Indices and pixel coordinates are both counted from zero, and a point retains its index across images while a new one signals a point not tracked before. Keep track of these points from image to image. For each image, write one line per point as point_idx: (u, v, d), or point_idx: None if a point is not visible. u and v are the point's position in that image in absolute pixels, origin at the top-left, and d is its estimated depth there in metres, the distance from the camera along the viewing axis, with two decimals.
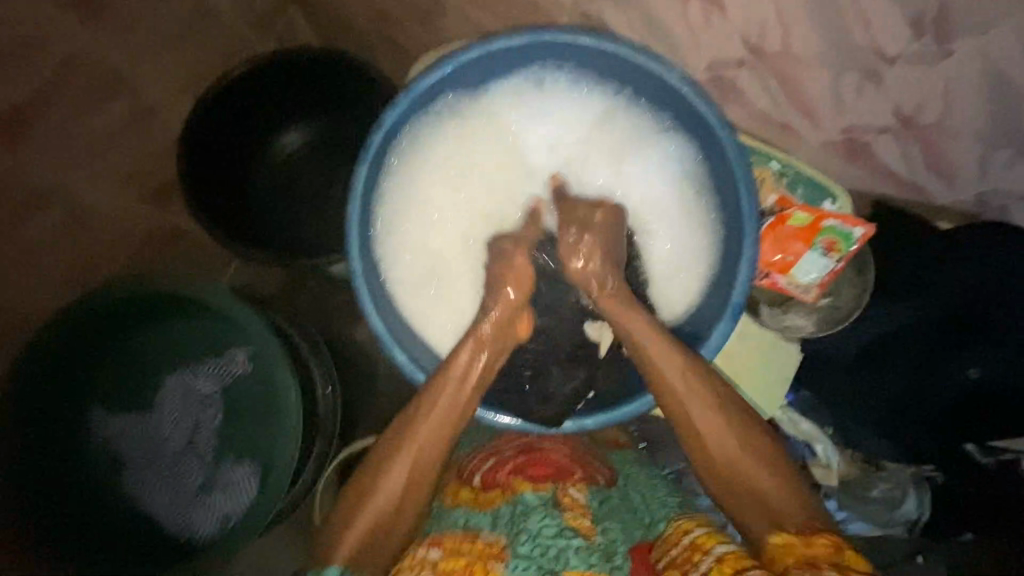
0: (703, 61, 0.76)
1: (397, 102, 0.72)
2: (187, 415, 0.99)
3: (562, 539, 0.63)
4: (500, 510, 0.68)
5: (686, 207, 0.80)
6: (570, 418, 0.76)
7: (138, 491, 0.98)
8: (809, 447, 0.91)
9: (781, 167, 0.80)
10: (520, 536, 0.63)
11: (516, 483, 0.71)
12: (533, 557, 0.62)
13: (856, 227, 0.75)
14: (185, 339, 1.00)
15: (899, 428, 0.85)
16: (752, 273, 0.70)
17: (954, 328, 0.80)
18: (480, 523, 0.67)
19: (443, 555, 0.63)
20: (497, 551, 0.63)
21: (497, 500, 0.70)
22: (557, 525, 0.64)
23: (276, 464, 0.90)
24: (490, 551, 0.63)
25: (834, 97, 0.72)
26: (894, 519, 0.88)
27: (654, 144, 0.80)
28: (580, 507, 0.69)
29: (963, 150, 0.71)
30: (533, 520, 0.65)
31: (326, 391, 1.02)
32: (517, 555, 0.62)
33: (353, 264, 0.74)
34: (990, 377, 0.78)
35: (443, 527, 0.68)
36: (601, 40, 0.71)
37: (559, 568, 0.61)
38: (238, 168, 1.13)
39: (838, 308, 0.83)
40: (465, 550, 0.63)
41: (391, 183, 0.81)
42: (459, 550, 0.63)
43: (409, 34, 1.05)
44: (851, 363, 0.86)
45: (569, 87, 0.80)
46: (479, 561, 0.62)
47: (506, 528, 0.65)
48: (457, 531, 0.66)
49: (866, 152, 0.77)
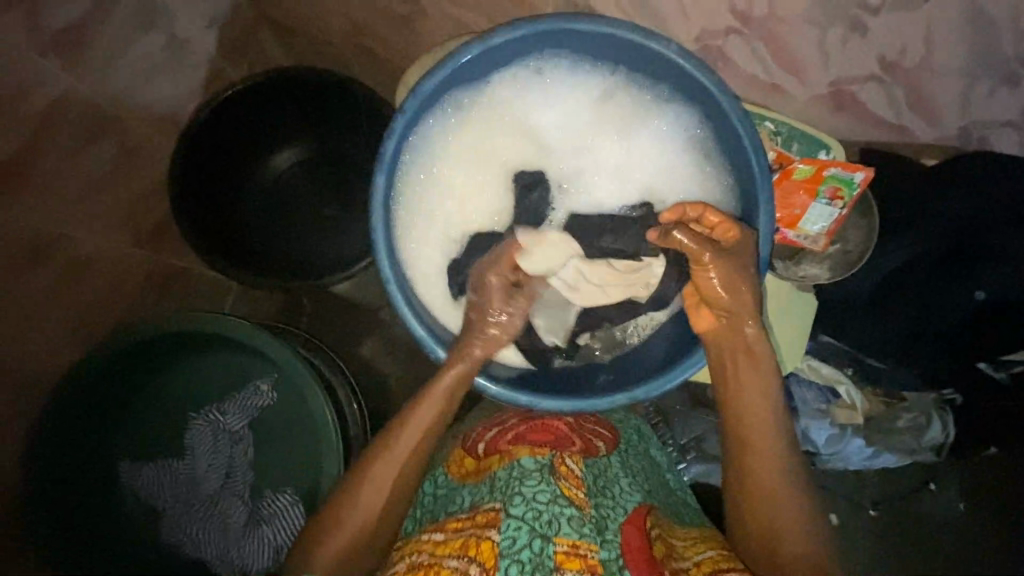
0: (692, 33, 0.80)
1: (406, 108, 0.72)
2: (223, 450, 0.97)
3: (554, 507, 0.66)
4: (498, 476, 0.72)
5: (696, 176, 0.83)
6: (620, 392, 0.74)
7: (185, 532, 0.96)
8: (832, 392, 0.97)
9: (775, 127, 0.85)
10: (515, 499, 0.66)
11: (516, 450, 0.75)
12: (524, 519, 0.64)
13: (856, 172, 0.79)
14: (211, 371, 0.99)
15: (915, 358, 0.89)
16: (771, 229, 0.72)
17: (957, 257, 0.84)
18: (483, 495, 0.70)
19: (446, 536, 0.67)
20: (494, 518, 0.66)
21: (496, 466, 0.74)
22: (550, 492, 0.67)
23: (325, 483, 0.89)
24: (489, 518, 0.66)
25: (823, 53, 0.76)
26: (921, 445, 0.94)
27: (659, 117, 0.82)
28: (575, 477, 0.72)
29: (944, 91, 0.76)
30: (528, 484, 0.68)
31: (353, 408, 1.01)
32: (511, 516, 0.65)
33: (385, 270, 0.73)
34: (995, 298, 0.82)
35: (451, 510, 0.72)
36: (598, 25, 0.72)
37: (552, 534, 0.64)
38: (237, 191, 1.12)
39: (850, 253, 0.86)
40: (466, 527, 0.67)
41: (406, 184, 0.80)
42: (461, 528, 0.67)
43: (388, 41, 1.05)
44: (861, 304, 0.90)
45: (569, 73, 0.81)
46: (478, 533, 0.65)
47: (503, 493, 0.68)
48: (464, 511, 0.70)
49: (852, 102, 0.81)
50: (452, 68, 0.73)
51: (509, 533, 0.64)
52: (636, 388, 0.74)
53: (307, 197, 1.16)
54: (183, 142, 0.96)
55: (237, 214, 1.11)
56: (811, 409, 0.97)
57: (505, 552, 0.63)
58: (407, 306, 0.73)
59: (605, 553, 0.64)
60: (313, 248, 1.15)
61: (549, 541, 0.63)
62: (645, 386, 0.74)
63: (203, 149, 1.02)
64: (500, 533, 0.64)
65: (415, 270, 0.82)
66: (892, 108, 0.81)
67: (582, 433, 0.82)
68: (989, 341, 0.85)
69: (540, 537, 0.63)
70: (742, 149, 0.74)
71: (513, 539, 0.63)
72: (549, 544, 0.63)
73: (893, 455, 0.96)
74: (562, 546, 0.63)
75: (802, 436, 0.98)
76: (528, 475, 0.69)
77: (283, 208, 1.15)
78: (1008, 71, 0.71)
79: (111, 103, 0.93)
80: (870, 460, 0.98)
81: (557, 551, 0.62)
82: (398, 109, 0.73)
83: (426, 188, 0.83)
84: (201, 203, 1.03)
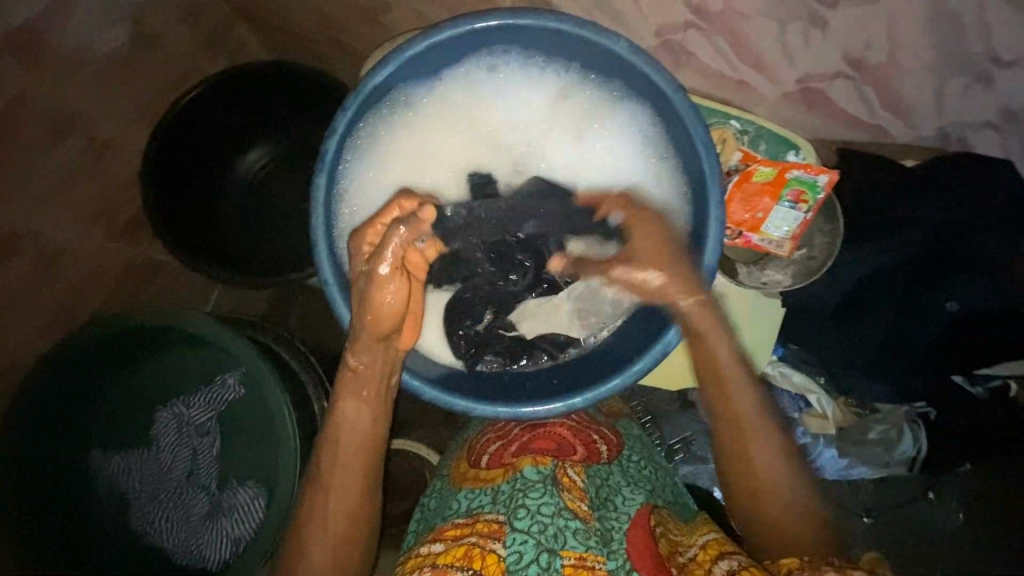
0: (650, 28, 0.77)
1: (347, 107, 0.71)
2: (188, 441, 0.99)
3: (560, 520, 0.67)
4: (500, 487, 0.72)
5: (652, 177, 0.81)
6: (559, 400, 0.73)
7: (152, 520, 0.98)
8: (804, 397, 0.93)
9: (741, 126, 0.80)
10: (520, 511, 0.68)
11: (517, 461, 0.74)
12: (531, 532, 0.66)
13: (820, 174, 0.76)
14: (178, 365, 1.00)
15: (888, 371, 0.85)
16: (721, 234, 0.70)
17: (931, 264, 0.81)
18: (483, 504, 0.71)
19: (446, 545, 0.67)
20: (496, 530, 0.67)
21: (499, 479, 0.74)
22: (555, 505, 0.68)
23: (282, 483, 0.88)
24: (493, 529, 0.67)
25: (783, 49, 0.72)
26: (894, 459, 0.90)
27: (615, 115, 0.80)
28: (578, 489, 0.72)
29: (915, 88, 0.72)
30: (533, 496, 0.69)
31: (323, 405, 1.01)
32: (517, 529, 0.66)
33: (324, 270, 0.73)
34: (970, 307, 0.79)
35: (447, 515, 0.73)
36: (544, 22, 0.70)
37: (559, 547, 0.65)
38: (211, 186, 1.12)
39: (815, 257, 0.83)
40: (467, 535, 0.68)
41: (355, 182, 0.80)
42: (462, 536, 0.68)
43: (358, 34, 1.04)
44: (833, 312, 0.86)
45: (524, 69, 0.79)
46: (481, 544, 0.66)
47: (507, 505, 0.69)
48: (460, 518, 0.71)
49: (821, 100, 0.77)
50: (395, 66, 0.72)
51: (515, 548, 0.65)
52: (576, 395, 0.73)
53: (284, 192, 1.16)
54: (154, 137, 0.97)
55: (213, 208, 1.12)
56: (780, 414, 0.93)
57: (512, 568, 0.64)
58: (345, 306, 0.74)
59: (613, 563, 0.64)
60: (285, 243, 1.15)
61: (558, 555, 0.64)
62: (586, 397, 0.73)
63: (177, 146, 1.02)
64: (505, 547, 0.65)
65: None
66: (865, 106, 0.76)
67: (585, 436, 0.81)
68: (967, 352, 0.80)
69: (548, 552, 0.64)
70: (695, 150, 0.71)
71: (521, 553, 0.65)
72: (556, 558, 0.64)
73: (867, 467, 0.93)
74: (570, 560, 0.64)
75: None
76: (533, 486, 0.70)
77: (258, 202, 1.15)
78: (980, 68, 0.67)
79: (77, 99, 0.94)
80: (846, 471, 0.94)
81: (564, 564, 0.63)
82: (341, 108, 0.73)
83: (376, 187, 0.82)
84: (176, 198, 1.05)
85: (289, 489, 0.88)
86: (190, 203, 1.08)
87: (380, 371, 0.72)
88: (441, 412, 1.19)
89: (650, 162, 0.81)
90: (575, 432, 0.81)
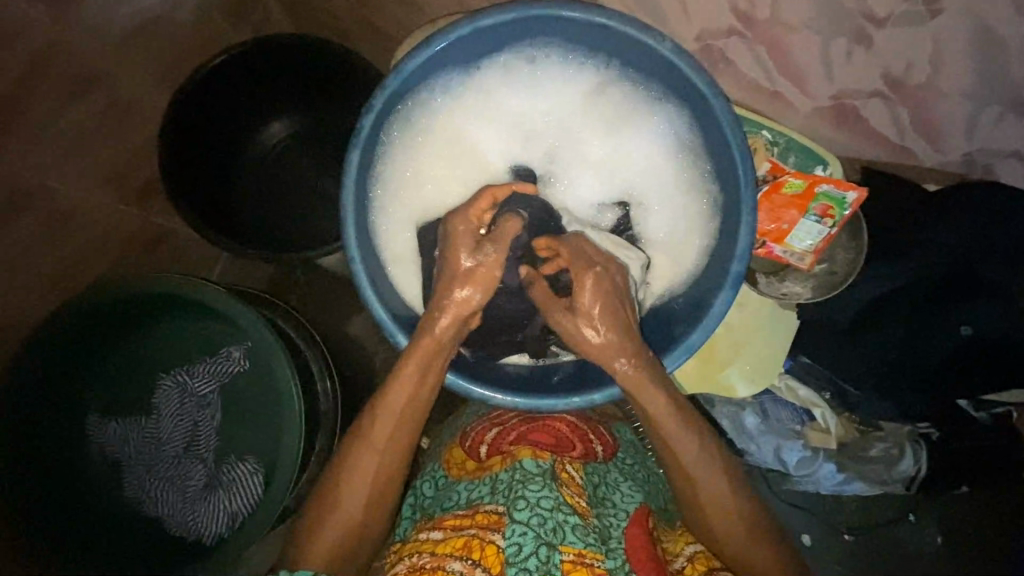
0: (692, 31, 0.78)
1: (386, 86, 0.71)
2: (189, 413, 0.98)
3: (559, 514, 0.65)
4: (499, 478, 0.71)
5: (683, 178, 0.81)
6: (577, 395, 0.73)
7: (146, 492, 0.97)
8: (808, 413, 0.94)
9: (772, 137, 0.82)
10: (519, 503, 0.66)
11: (517, 451, 0.74)
12: (531, 524, 0.64)
13: (849, 190, 0.77)
14: (183, 335, 0.99)
15: (896, 394, 0.86)
16: (752, 241, 0.70)
17: (948, 289, 0.81)
18: (483, 495, 0.70)
19: (445, 534, 0.67)
20: (495, 522, 0.66)
21: (498, 468, 0.73)
22: (555, 499, 0.66)
23: (283, 464, 0.86)
24: (492, 520, 0.66)
25: (823, 62, 0.73)
26: (892, 477, 0.91)
27: (652, 115, 0.80)
28: (577, 485, 0.71)
29: (948, 113, 0.73)
30: (532, 489, 0.67)
31: (326, 384, 0.98)
32: (516, 521, 0.64)
33: (350, 247, 0.73)
34: (981, 335, 0.80)
35: (447, 507, 0.73)
36: (592, 16, 0.70)
37: (558, 542, 0.63)
38: (225, 159, 1.10)
39: (836, 270, 0.85)
40: (467, 527, 0.67)
41: (388, 161, 0.81)
42: (462, 526, 0.67)
43: (391, 16, 1.03)
44: (848, 327, 0.87)
45: (563, 60, 0.79)
46: (481, 535, 0.65)
47: (506, 495, 0.68)
48: (461, 509, 0.70)
49: (853, 117, 0.78)
50: (436, 50, 0.72)
51: (514, 540, 0.63)
52: (594, 391, 0.73)
53: (300, 169, 1.15)
54: (174, 101, 0.95)
55: (230, 178, 1.11)
56: (784, 428, 0.94)
57: (511, 560, 0.62)
58: (368, 285, 0.74)
59: (611, 563, 0.65)
60: (293, 222, 1.12)
61: (557, 550, 0.63)
62: (606, 392, 0.73)
63: (199, 112, 1.01)
64: (504, 538, 0.64)
65: (386, 251, 0.81)
66: (896, 127, 0.78)
67: (582, 434, 0.81)
68: (978, 376, 0.82)
69: (546, 545, 0.63)
70: (729, 156, 0.72)
71: (519, 546, 0.63)
72: (556, 553, 0.63)
73: (862, 484, 0.94)
74: (569, 556, 0.63)
75: (773, 455, 0.96)
76: (532, 479, 0.68)
77: (273, 175, 1.14)
78: (1015, 98, 0.70)
79: None
80: (841, 487, 0.95)
81: (564, 560, 0.63)
82: (379, 86, 0.72)
83: (403, 170, 0.82)
84: (192, 164, 1.03)
85: (289, 470, 0.85)
86: (206, 175, 1.06)
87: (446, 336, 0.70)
88: (440, 405, 1.18)
89: (681, 165, 0.81)
90: (574, 430, 0.82)
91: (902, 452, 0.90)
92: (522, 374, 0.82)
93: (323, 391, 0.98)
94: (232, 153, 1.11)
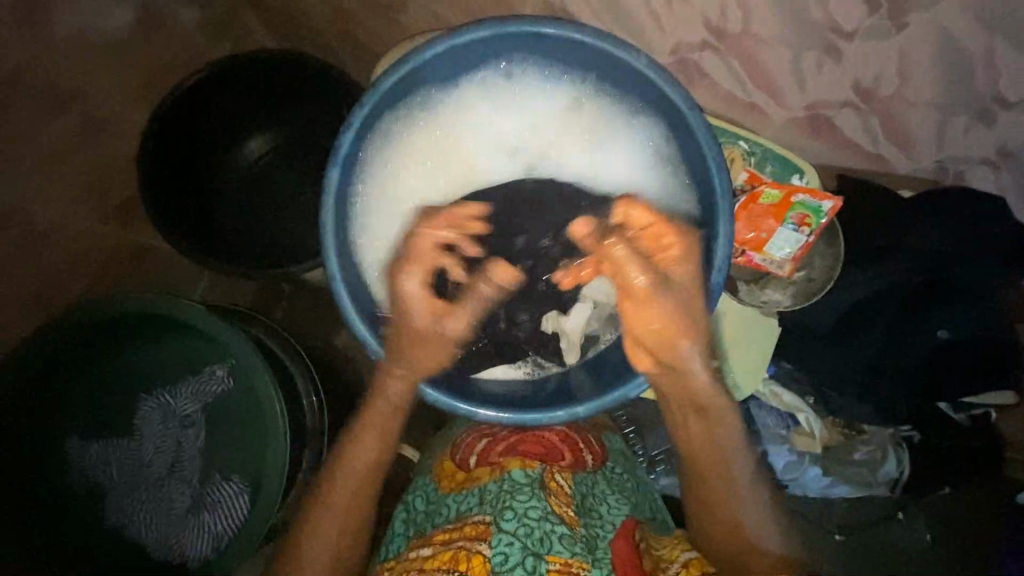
0: (668, 45, 0.79)
1: (364, 104, 0.71)
2: (173, 433, 0.97)
3: (547, 524, 0.66)
4: (487, 489, 0.71)
5: (662, 188, 0.82)
6: (560, 408, 0.73)
7: (128, 516, 0.95)
8: (793, 417, 0.95)
9: (749, 147, 0.83)
10: (506, 513, 0.66)
11: (506, 462, 0.74)
12: (518, 534, 0.65)
13: (824, 200, 0.78)
14: (164, 355, 0.97)
15: (879, 394, 0.87)
16: (729, 253, 0.71)
17: (925, 293, 0.82)
18: (471, 507, 0.71)
19: (433, 550, 0.67)
20: (483, 532, 0.66)
21: (486, 479, 0.74)
22: (542, 508, 0.67)
23: (268, 483, 0.85)
24: (480, 531, 0.66)
25: (796, 72, 0.75)
26: (877, 480, 0.92)
27: (631, 125, 0.81)
28: (565, 495, 0.72)
29: (919, 121, 0.75)
30: (520, 499, 0.67)
31: (310, 400, 0.97)
32: (503, 531, 0.65)
33: (330, 265, 0.73)
34: (957, 334, 0.82)
35: (438, 522, 0.72)
36: (567, 32, 0.70)
37: (545, 552, 0.64)
38: (206, 173, 1.09)
39: (814, 279, 0.86)
40: (455, 540, 0.67)
41: (369, 177, 0.81)
42: (450, 540, 0.67)
43: (370, 29, 1.04)
44: (828, 332, 0.87)
45: (541, 73, 0.80)
46: (468, 546, 0.65)
47: (493, 506, 0.68)
48: (451, 524, 0.70)
49: (828, 126, 0.80)
50: (414, 67, 0.72)
51: (502, 549, 0.64)
52: (580, 404, 0.73)
53: (283, 179, 1.14)
54: (152, 119, 0.94)
55: (212, 194, 1.10)
56: (769, 431, 0.95)
57: (497, 569, 0.63)
58: (350, 302, 0.73)
59: (598, 572, 0.64)
60: (277, 236, 1.11)
61: (543, 559, 0.63)
62: (589, 405, 0.73)
63: (178, 128, 1.00)
64: (492, 548, 0.64)
65: (370, 269, 0.82)
66: (869, 136, 0.79)
67: (571, 443, 0.82)
68: (958, 377, 0.83)
69: (534, 555, 0.63)
70: (706, 167, 0.72)
71: (505, 555, 0.63)
72: (542, 562, 0.63)
73: (849, 486, 0.94)
74: (556, 565, 0.63)
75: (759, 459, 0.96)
76: (520, 489, 0.69)
77: (255, 191, 1.13)
78: None
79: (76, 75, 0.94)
80: (827, 488, 0.95)
81: (550, 569, 0.63)
82: (357, 104, 0.72)
83: (386, 186, 0.83)
84: (171, 182, 1.02)
85: (276, 488, 0.85)
86: (188, 192, 1.06)
87: (393, 395, 0.77)
88: (427, 415, 1.18)
89: (660, 175, 0.82)
90: (564, 439, 0.82)
91: (887, 453, 0.92)
92: (510, 384, 0.82)
93: (310, 411, 0.97)
94: (213, 167, 1.10)
